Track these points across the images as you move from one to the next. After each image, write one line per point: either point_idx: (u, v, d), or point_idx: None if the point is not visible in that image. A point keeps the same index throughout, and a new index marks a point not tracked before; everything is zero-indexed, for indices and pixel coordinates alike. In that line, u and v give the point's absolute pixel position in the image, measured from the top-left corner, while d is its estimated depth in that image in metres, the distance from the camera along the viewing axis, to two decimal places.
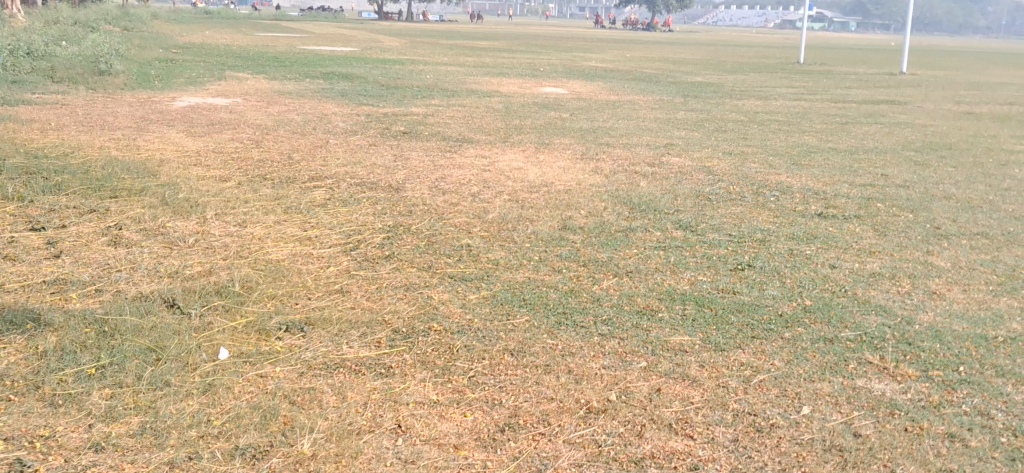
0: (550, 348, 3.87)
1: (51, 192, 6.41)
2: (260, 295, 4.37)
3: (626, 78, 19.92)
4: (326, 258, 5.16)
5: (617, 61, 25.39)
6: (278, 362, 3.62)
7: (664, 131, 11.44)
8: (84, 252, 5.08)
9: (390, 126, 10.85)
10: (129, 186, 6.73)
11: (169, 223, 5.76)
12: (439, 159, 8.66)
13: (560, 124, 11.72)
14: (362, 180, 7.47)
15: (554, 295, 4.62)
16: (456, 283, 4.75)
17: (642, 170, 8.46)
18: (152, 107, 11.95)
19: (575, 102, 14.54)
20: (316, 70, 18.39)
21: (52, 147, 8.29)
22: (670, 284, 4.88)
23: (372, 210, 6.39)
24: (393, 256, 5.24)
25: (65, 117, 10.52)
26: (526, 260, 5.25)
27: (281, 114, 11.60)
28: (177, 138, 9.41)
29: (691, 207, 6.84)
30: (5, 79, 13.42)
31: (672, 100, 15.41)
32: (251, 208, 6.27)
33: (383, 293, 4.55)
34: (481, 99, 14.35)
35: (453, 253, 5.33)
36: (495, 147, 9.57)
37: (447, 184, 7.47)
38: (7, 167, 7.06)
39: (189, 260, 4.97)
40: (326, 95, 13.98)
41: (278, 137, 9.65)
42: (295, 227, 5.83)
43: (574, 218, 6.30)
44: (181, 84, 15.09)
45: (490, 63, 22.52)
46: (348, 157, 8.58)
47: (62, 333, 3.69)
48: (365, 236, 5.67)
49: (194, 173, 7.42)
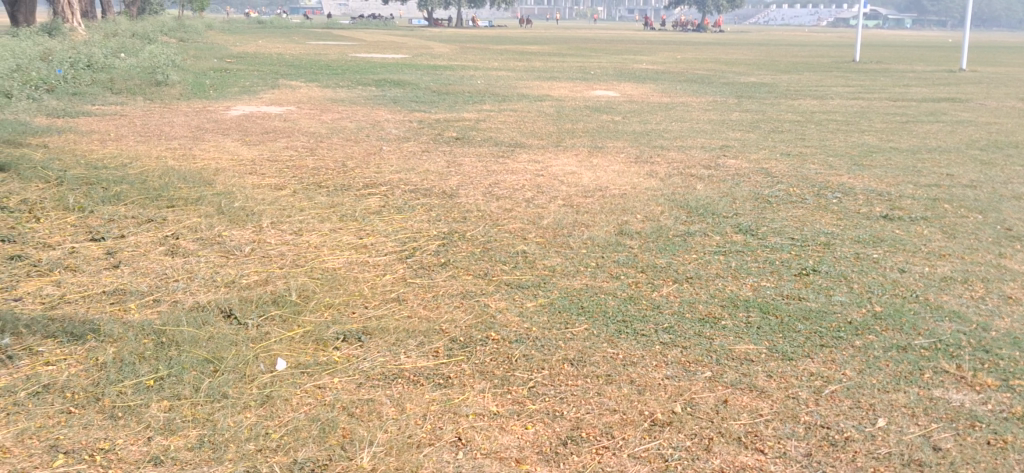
0: (611, 358, 3.78)
1: (110, 202, 6.47)
2: (317, 304, 4.33)
3: (678, 80, 19.71)
4: (381, 266, 5.12)
5: (668, 63, 25.15)
6: (335, 373, 3.58)
7: (720, 133, 11.26)
8: (143, 261, 5.10)
9: (443, 132, 10.83)
10: (186, 195, 6.77)
11: (226, 232, 5.77)
12: (492, 165, 8.61)
13: (612, 127, 11.61)
14: (415, 187, 7.44)
15: (613, 303, 4.52)
16: (513, 291, 4.68)
17: (698, 172, 8.32)
18: (208, 116, 12.07)
19: (627, 105, 14.41)
20: (368, 77, 18.48)
21: (111, 158, 8.38)
22: (733, 290, 4.75)
23: (427, 217, 6.34)
24: (449, 263, 5.18)
25: (124, 128, 10.66)
26: (583, 266, 5.15)
27: (335, 121, 11.64)
28: (233, 147, 9.48)
29: (750, 210, 6.69)
30: (65, 91, 13.67)
31: (726, 102, 15.19)
32: (306, 216, 6.26)
33: (440, 301, 4.49)
34: (532, 104, 14.29)
35: (509, 260, 5.25)
36: (548, 151, 9.49)
37: (501, 190, 7.41)
38: (67, 177, 7.15)
39: (246, 269, 4.96)
40: (378, 102, 14.02)
41: (332, 145, 9.67)
42: (351, 235, 5.81)
43: (631, 223, 6.19)
44: (235, 94, 15.23)
45: (540, 68, 22.46)
46: (402, 163, 8.56)
47: (120, 344, 3.73)
48: (421, 243, 5.63)
49: (250, 182, 7.45)
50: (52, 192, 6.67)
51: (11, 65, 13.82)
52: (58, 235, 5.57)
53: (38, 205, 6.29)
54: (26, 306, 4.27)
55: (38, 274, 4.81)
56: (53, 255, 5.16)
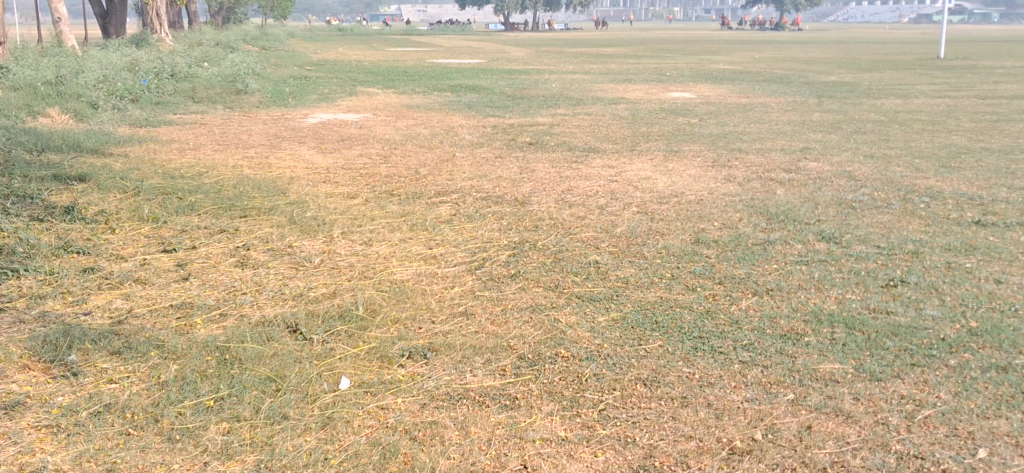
0: (685, 378, 3.60)
1: (183, 212, 6.50)
2: (383, 319, 4.24)
3: (757, 80, 19.27)
4: (450, 278, 5.01)
5: (747, 63, 24.65)
6: (399, 392, 3.47)
7: (801, 135, 10.91)
8: (212, 273, 5.09)
9: (516, 137, 10.71)
10: (259, 204, 6.77)
11: (297, 243, 5.73)
12: (566, 170, 8.45)
13: (689, 130, 11.35)
14: (487, 194, 7.33)
15: (690, 316, 4.33)
16: (584, 304, 4.52)
17: (778, 176, 8.03)
18: (285, 124, 12.17)
19: (704, 106, 14.10)
20: (443, 82, 18.48)
21: (189, 167, 8.47)
22: (816, 303, 4.52)
23: (498, 226, 6.22)
24: (519, 274, 5.05)
25: (203, 136, 10.80)
26: (658, 276, 4.97)
27: (408, 128, 11.63)
28: (308, 155, 9.51)
29: (833, 216, 6.40)
30: (149, 101, 13.95)
31: (807, 102, 14.77)
32: (377, 226, 6.19)
33: (509, 315, 4.35)
34: (607, 107, 14.09)
35: (580, 271, 5.09)
36: (622, 156, 9.29)
37: (574, 196, 7.25)
38: (144, 187, 7.23)
39: (313, 281, 4.90)
40: (452, 108, 13.99)
41: (405, 152, 9.63)
42: (420, 245, 5.71)
43: (708, 230, 5.97)
44: (313, 101, 15.36)
45: (615, 69, 22.23)
46: (474, 170, 8.47)
47: (183, 361, 3.72)
48: (491, 253, 5.50)
49: (322, 191, 7.43)
50: (129, 202, 6.74)
51: (97, 76, 14.14)
52: (131, 246, 5.61)
53: (115, 216, 6.35)
54: (95, 320, 4.28)
55: (109, 286, 4.83)
56: (125, 267, 5.18)
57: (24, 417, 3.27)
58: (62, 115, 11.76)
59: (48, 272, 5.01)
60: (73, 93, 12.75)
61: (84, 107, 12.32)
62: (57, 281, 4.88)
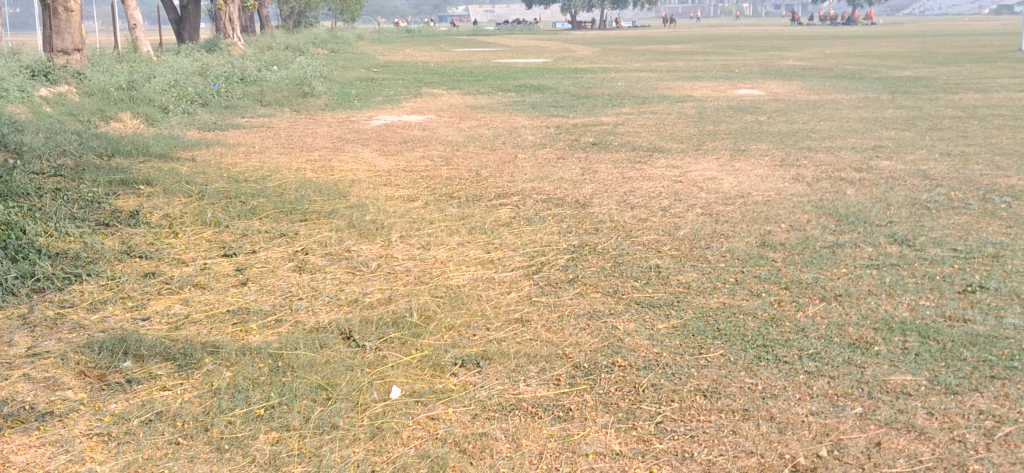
0: (747, 389, 3.47)
1: (245, 216, 6.53)
2: (437, 325, 4.18)
3: (827, 76, 18.82)
4: (507, 283, 4.93)
5: (817, 60, 24.11)
6: (450, 402, 3.41)
7: (874, 132, 10.58)
8: (270, 278, 5.09)
9: (579, 137, 10.59)
10: (320, 208, 6.78)
11: (355, 247, 5.71)
12: (629, 171, 8.31)
13: (757, 128, 11.10)
14: (548, 196, 7.23)
15: (753, 324, 4.18)
16: (644, 310, 4.39)
17: (849, 176, 7.78)
18: (350, 126, 12.23)
19: (773, 103, 13.80)
20: (508, 82, 18.42)
21: (253, 170, 8.53)
22: (887, 310, 4.33)
23: (557, 229, 6.12)
24: (577, 279, 4.94)
25: (269, 139, 10.91)
26: (721, 281, 4.81)
27: (472, 129, 11.59)
28: (370, 157, 9.53)
29: (907, 217, 6.16)
30: (218, 104, 14.16)
31: (879, 98, 14.35)
32: (435, 229, 6.14)
33: (566, 322, 4.25)
34: (673, 105, 13.88)
35: (641, 275, 4.96)
36: (687, 156, 9.11)
37: (636, 198, 7.11)
38: (208, 191, 7.30)
39: (369, 286, 4.86)
40: (516, 108, 13.92)
41: (467, 153, 9.59)
42: (479, 249, 5.65)
43: (774, 232, 5.79)
44: (378, 103, 15.43)
45: (683, 67, 21.92)
46: (535, 172, 8.37)
47: (236, 368, 3.71)
48: (549, 258, 5.41)
49: (383, 194, 7.41)
50: (192, 206, 6.81)
51: (168, 80, 14.40)
52: (192, 250, 5.65)
53: (178, 220, 6.41)
54: (152, 326, 4.30)
55: (168, 291, 4.85)
56: (185, 271, 5.21)
57: (77, 425, 3.28)
58: (134, 120, 11.98)
59: (110, 276, 5.05)
60: (144, 98, 13.00)
61: (155, 112, 12.54)
62: (118, 286, 4.92)
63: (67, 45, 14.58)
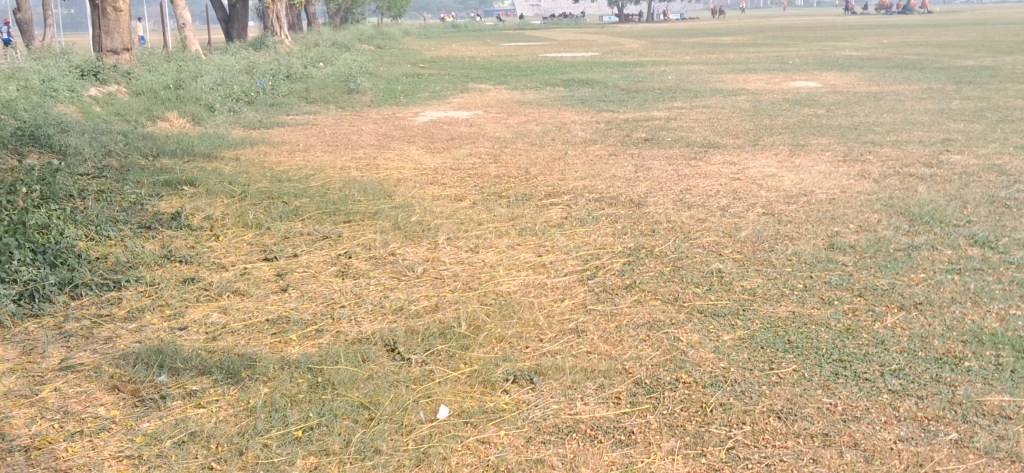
0: (826, 411, 3.17)
1: (288, 218, 6.34)
2: (487, 337, 3.93)
3: (886, 66, 18.26)
4: (560, 289, 4.66)
5: (874, 49, 23.45)
6: (502, 423, 3.15)
7: (940, 125, 10.13)
8: (312, 283, 4.88)
9: (631, 133, 10.28)
10: (364, 209, 6.57)
11: (400, 250, 5.48)
12: (684, 168, 7.99)
13: (816, 121, 10.70)
14: (601, 195, 6.95)
15: (827, 335, 3.86)
16: (707, 320, 4.10)
17: (918, 171, 7.39)
18: (396, 123, 12.05)
19: (831, 95, 13.35)
20: (556, 77, 18.13)
21: (297, 170, 8.35)
22: (973, 320, 3.99)
23: (612, 230, 5.83)
24: (634, 285, 4.66)
25: (314, 137, 10.75)
26: (789, 288, 4.50)
27: (520, 124, 11.34)
28: (417, 155, 9.32)
29: (986, 216, 5.78)
30: (264, 102, 14.06)
31: (943, 89, 13.83)
32: (484, 231, 5.89)
33: (624, 332, 3.98)
34: (726, 98, 13.50)
35: (702, 281, 4.66)
36: (744, 151, 8.76)
37: (693, 197, 6.79)
38: (250, 192, 7.12)
39: (415, 293, 4.63)
40: (565, 103, 13.64)
41: (516, 150, 9.34)
42: (529, 252, 5.38)
43: (843, 234, 5.45)
44: (425, 99, 15.23)
45: (734, 59, 21.44)
46: (587, 169, 8.09)
47: (274, 384, 3.49)
48: (604, 261, 5.12)
49: (429, 193, 7.18)
50: (235, 208, 6.63)
51: (215, 79, 14.31)
52: (233, 254, 5.47)
53: (219, 223, 6.23)
54: (189, 337, 4.10)
55: (207, 298, 4.65)
56: (226, 277, 5.01)
57: (107, 446, 3.06)
58: (180, 119, 11.90)
59: (150, 282, 4.86)
60: (191, 97, 12.92)
61: (201, 110, 12.45)
62: (156, 292, 4.73)
63: (115, 44, 14.57)
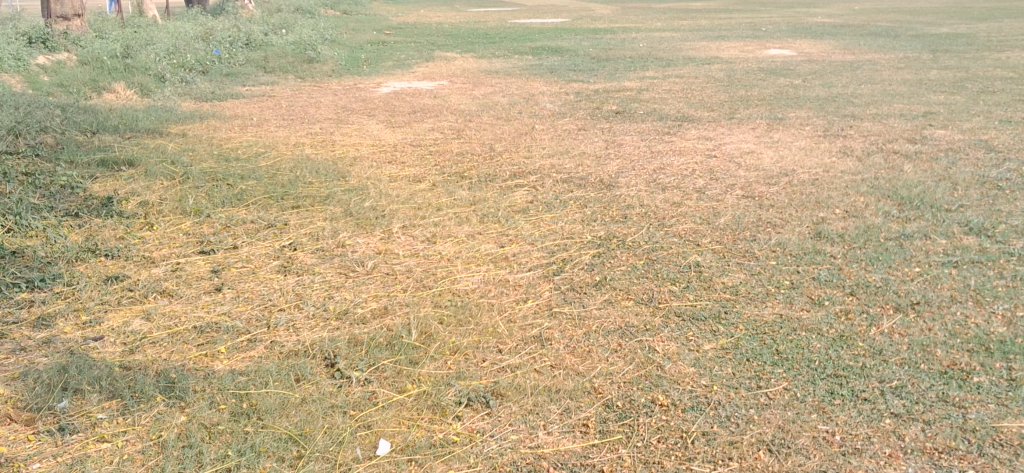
0: (822, 442, 2.80)
1: (230, 203, 5.85)
2: (439, 348, 3.50)
3: (860, 34, 17.89)
4: (524, 287, 4.23)
5: (847, 16, 23.10)
6: (453, 461, 2.75)
7: (921, 96, 9.77)
8: (250, 281, 4.42)
9: (602, 105, 9.84)
10: (315, 192, 6.09)
11: (350, 240, 5.02)
12: (658, 144, 7.57)
13: (793, 92, 10.32)
14: (570, 175, 6.52)
15: (819, 345, 3.47)
16: (685, 325, 3.69)
17: (902, 148, 7.01)
18: (357, 94, 11.51)
19: (807, 64, 12.96)
20: (524, 44, 17.60)
21: (246, 147, 7.83)
22: (977, 325, 3.62)
23: (581, 216, 5.39)
24: (605, 282, 4.24)
25: (269, 110, 10.21)
26: (774, 286, 4.10)
27: (486, 96, 10.86)
28: (376, 129, 8.82)
29: (980, 199, 5.41)
30: (219, 71, 13.43)
31: (920, 58, 13.50)
32: (443, 217, 5.44)
33: (593, 341, 3.56)
34: (700, 67, 13.08)
35: (679, 277, 4.25)
36: (720, 126, 8.35)
37: (667, 177, 6.37)
38: (193, 173, 6.61)
39: (363, 294, 4.18)
40: (534, 72, 13.15)
41: (481, 124, 8.88)
42: (491, 242, 4.95)
43: (829, 221, 5.05)
44: (388, 68, 14.67)
45: (706, 26, 20.99)
46: (554, 145, 7.65)
47: (193, 411, 3.04)
48: (571, 254, 4.70)
49: (386, 174, 6.71)
50: (174, 191, 6.13)
51: (167, 46, 13.63)
52: (165, 247, 4.99)
53: (154, 209, 5.73)
54: (103, 350, 3.62)
55: (129, 301, 4.17)
56: (154, 274, 4.53)
57: None
58: (128, 90, 11.28)
59: (66, 281, 4.38)
60: (140, 65, 12.27)
61: (151, 81, 11.83)
62: (73, 294, 4.24)
63: (65, 10, 13.91)
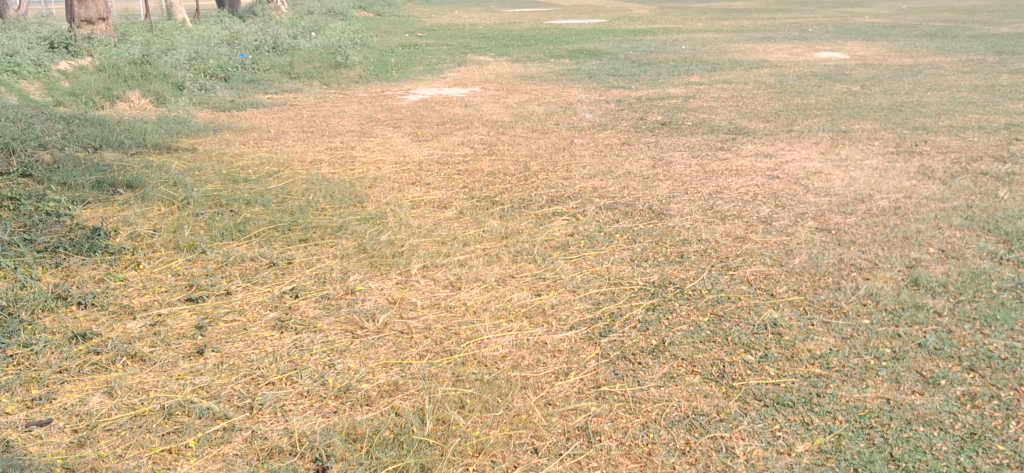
0: None
1: (230, 235, 5.16)
2: (459, 446, 2.80)
3: (914, 34, 16.93)
4: (565, 354, 3.50)
5: (897, 15, 22.07)
6: None
7: (996, 105, 8.91)
8: (237, 341, 3.72)
9: (646, 115, 9.08)
10: (326, 221, 5.40)
11: (361, 285, 4.32)
12: (712, 162, 6.80)
13: (854, 100, 9.50)
14: (615, 200, 5.77)
15: (946, 448, 2.72)
16: (769, 413, 2.95)
17: (991, 168, 6.20)
18: (384, 103, 10.84)
19: (863, 69, 12.11)
20: (560, 47, 16.84)
21: (258, 165, 7.16)
22: None
23: (629, 255, 4.65)
24: (663, 348, 3.49)
25: (289, 121, 9.56)
26: (874, 357, 3.33)
27: (521, 104, 10.16)
28: (401, 143, 8.14)
29: None
30: (242, 78, 12.80)
31: (985, 60, 12.59)
32: (470, 254, 4.72)
33: (653, 438, 2.84)
34: (748, 72, 12.26)
35: (755, 343, 3.49)
36: (778, 140, 7.56)
37: (725, 204, 5.61)
38: (194, 197, 5.94)
39: (370, 361, 3.47)
40: (571, 77, 12.42)
41: (515, 138, 8.17)
42: (525, 289, 4.21)
43: (925, 263, 4.28)
44: (417, 74, 13.98)
45: (751, 26, 20.11)
46: (595, 163, 6.91)
47: None
48: (621, 307, 3.95)
49: (409, 198, 6.01)
50: (170, 221, 5.46)
51: (189, 51, 12.99)
52: (147, 294, 4.30)
53: (144, 243, 5.06)
54: (47, 438, 2.94)
55: (91, 369, 3.50)
56: (129, 332, 3.85)
57: None
58: (143, 99, 10.67)
59: (22, 340, 3.70)
60: (158, 72, 11.65)
61: (168, 88, 11.23)
62: (28, 359, 3.58)
63: (90, 14, 13.34)
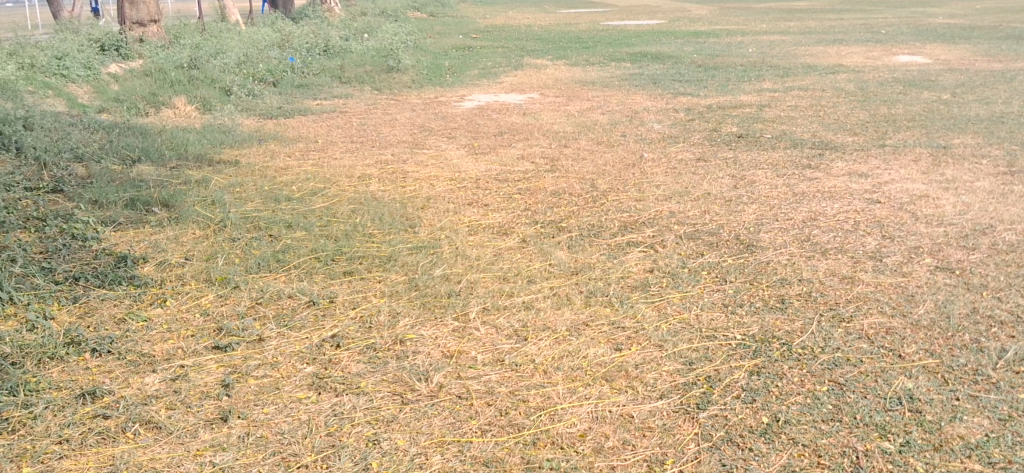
0: None
1: (268, 265, 4.63)
2: None
3: (997, 37, 15.96)
4: (657, 432, 2.90)
5: (973, 16, 21.01)
6: None
7: None
8: (269, 404, 3.18)
9: (720, 126, 8.40)
10: (374, 248, 4.86)
11: (413, 333, 3.75)
12: (801, 183, 6.12)
13: (947, 110, 8.73)
14: (696, 227, 5.14)
15: None
16: None
17: None
18: (439, 110, 10.30)
19: (951, 74, 11.29)
20: (621, 49, 16.18)
21: (302, 180, 6.64)
22: None
23: (720, 299, 4.02)
24: (777, 429, 2.87)
25: (338, 130, 9.06)
26: None
27: (583, 113, 9.56)
28: (456, 156, 7.59)
29: None
30: (291, 82, 12.33)
31: None
32: (536, 295, 4.13)
33: None
34: (824, 78, 11.50)
35: (891, 425, 2.86)
36: (870, 156, 6.86)
37: (824, 234, 4.94)
38: (231, 219, 5.42)
39: (424, 437, 2.91)
40: (634, 83, 11.76)
41: (579, 151, 7.56)
42: (603, 342, 3.60)
43: None
44: (473, 78, 13.42)
45: (820, 28, 19.25)
46: (669, 182, 6.27)
47: None
48: (718, 368, 3.32)
49: (466, 222, 5.44)
50: (203, 247, 4.95)
51: (239, 54, 12.55)
52: (170, 338, 3.78)
53: (173, 274, 4.55)
54: None
55: (96, 440, 2.97)
56: (145, 389, 3.32)
57: None
58: (189, 106, 10.21)
59: (22, 400, 3.18)
60: (206, 77, 11.22)
61: (216, 94, 10.76)
62: (25, 424, 3.05)
63: (141, 15, 12.89)
